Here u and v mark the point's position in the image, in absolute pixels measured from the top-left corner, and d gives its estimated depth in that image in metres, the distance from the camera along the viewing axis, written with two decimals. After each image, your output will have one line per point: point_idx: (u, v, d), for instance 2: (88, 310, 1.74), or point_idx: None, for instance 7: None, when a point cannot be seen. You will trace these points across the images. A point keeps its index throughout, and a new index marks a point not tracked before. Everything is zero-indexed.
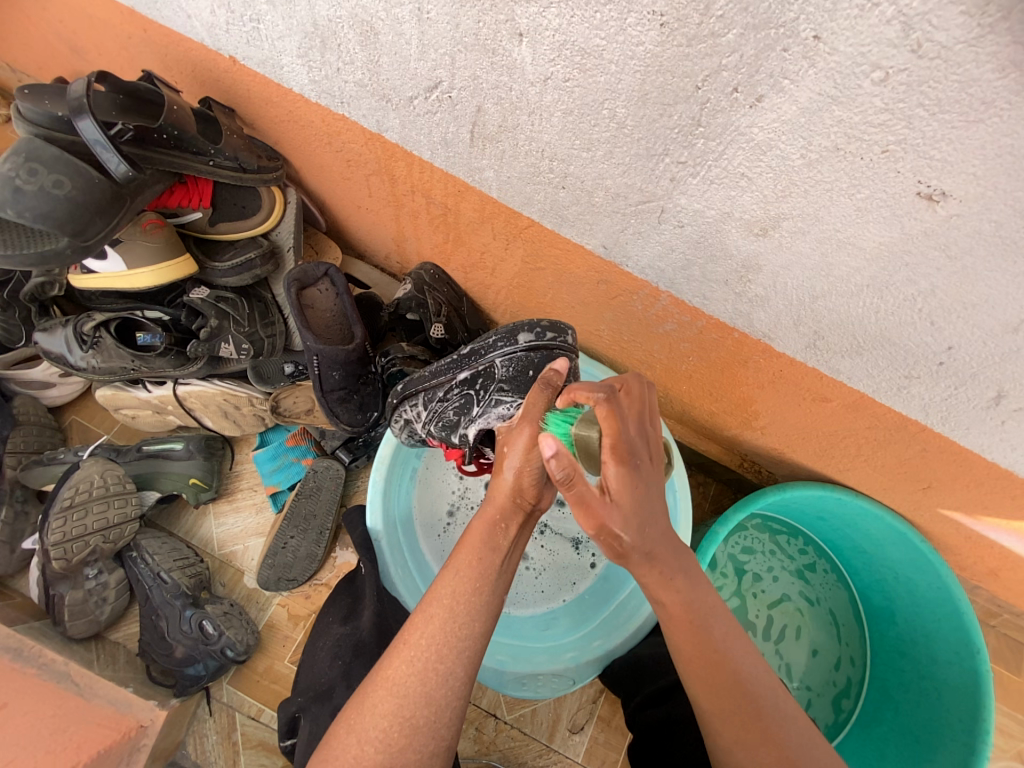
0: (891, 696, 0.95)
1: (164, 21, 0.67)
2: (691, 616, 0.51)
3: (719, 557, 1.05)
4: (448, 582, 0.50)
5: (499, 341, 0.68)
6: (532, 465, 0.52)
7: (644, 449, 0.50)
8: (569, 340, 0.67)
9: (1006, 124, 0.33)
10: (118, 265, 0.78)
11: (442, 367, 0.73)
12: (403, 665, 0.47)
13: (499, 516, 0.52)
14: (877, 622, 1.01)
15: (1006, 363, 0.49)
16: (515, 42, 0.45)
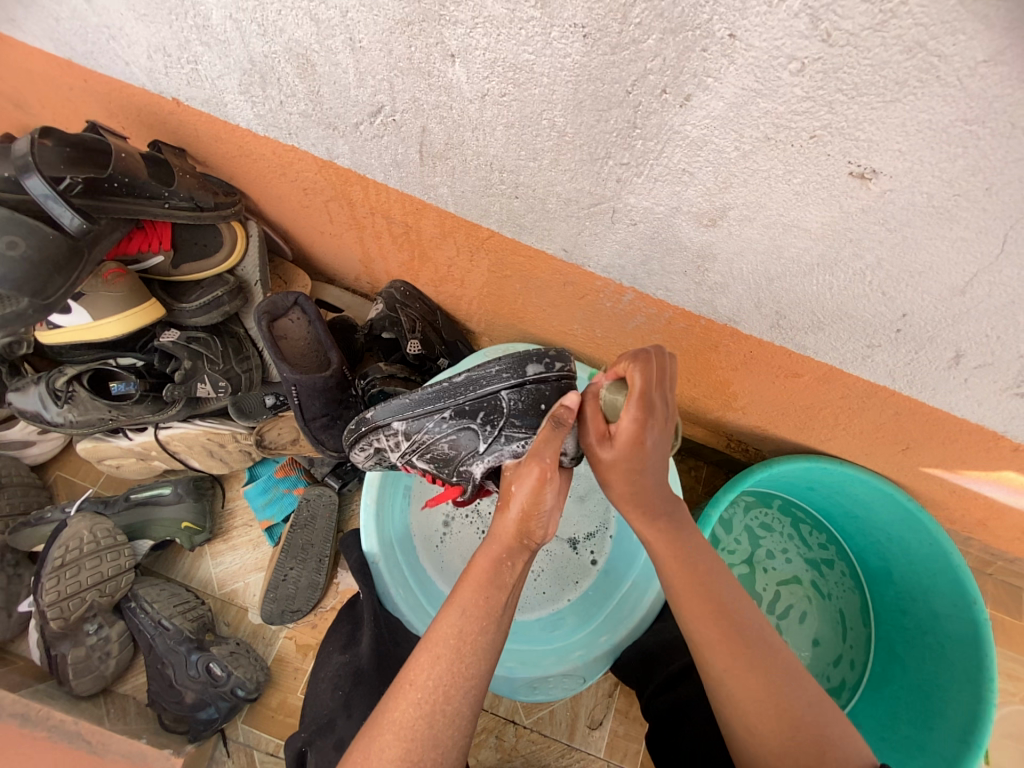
0: (894, 673, 0.97)
1: (103, 70, 0.66)
2: (680, 561, 0.55)
3: (736, 524, 1.08)
4: (452, 620, 0.51)
5: (501, 371, 0.59)
6: (541, 501, 0.52)
7: (663, 421, 0.51)
8: (569, 364, 0.62)
9: (920, 101, 0.34)
10: (83, 318, 0.78)
11: (428, 395, 0.61)
12: (409, 708, 0.48)
13: (504, 555, 0.53)
14: (888, 620, 1.01)
15: (959, 324, 0.51)
16: (448, 63, 0.46)
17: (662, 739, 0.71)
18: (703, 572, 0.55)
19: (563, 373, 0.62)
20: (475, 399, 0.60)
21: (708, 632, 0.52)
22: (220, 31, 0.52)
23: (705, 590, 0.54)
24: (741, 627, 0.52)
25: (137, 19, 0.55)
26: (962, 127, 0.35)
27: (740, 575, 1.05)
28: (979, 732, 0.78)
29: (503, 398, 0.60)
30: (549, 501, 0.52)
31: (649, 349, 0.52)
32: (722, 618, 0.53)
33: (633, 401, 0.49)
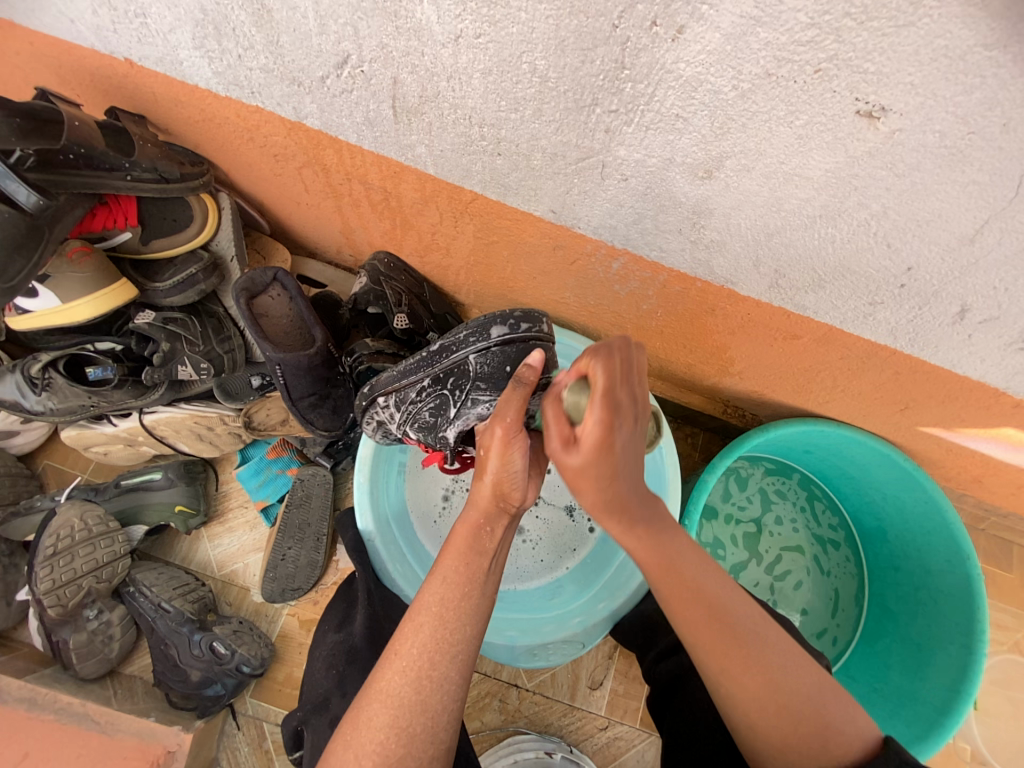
0: (882, 636, 0.99)
1: (45, 28, 0.61)
2: (665, 566, 0.52)
3: (751, 481, 1.09)
4: (434, 588, 0.51)
5: (469, 337, 0.61)
6: (511, 461, 0.52)
7: (632, 417, 0.47)
8: (540, 324, 0.62)
9: (938, 23, 0.31)
10: (51, 301, 0.74)
11: (409, 366, 0.65)
12: (396, 676, 0.47)
13: (482, 520, 0.53)
14: (882, 589, 1.02)
15: (965, 276, 0.49)
16: (416, 0, 0.41)
17: (662, 703, 0.71)
18: (688, 581, 0.52)
19: (533, 333, 0.61)
20: (447, 365, 0.62)
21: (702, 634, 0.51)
22: None
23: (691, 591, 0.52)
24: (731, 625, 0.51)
25: None
26: (982, 53, 0.32)
27: (746, 530, 1.07)
28: (969, 681, 0.81)
29: (473, 363, 0.61)
30: (518, 460, 0.52)
31: (613, 342, 0.47)
32: (712, 619, 0.51)
33: (598, 400, 0.44)
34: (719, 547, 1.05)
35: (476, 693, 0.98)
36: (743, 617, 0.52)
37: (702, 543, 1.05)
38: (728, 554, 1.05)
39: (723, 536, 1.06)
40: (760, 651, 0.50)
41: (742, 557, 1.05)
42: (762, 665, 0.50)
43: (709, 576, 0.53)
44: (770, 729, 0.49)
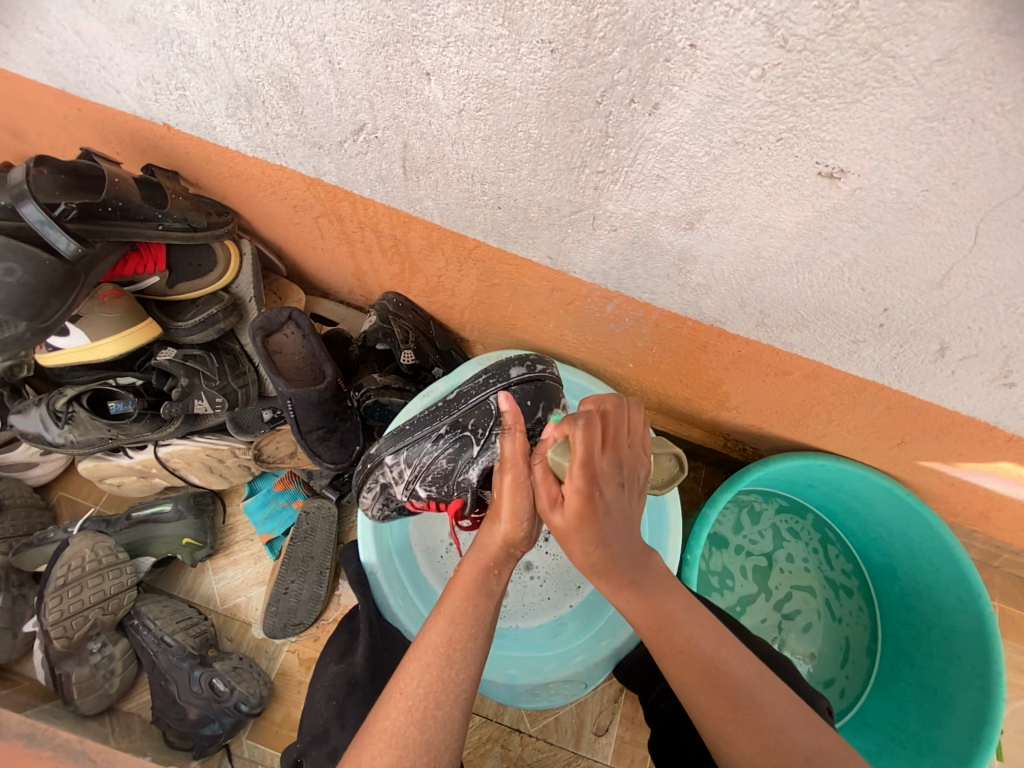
0: (897, 681, 0.96)
1: (96, 100, 0.68)
2: (657, 622, 0.53)
3: (764, 517, 1.09)
4: (441, 627, 0.52)
5: (488, 380, 0.65)
6: (519, 508, 0.53)
7: (615, 483, 0.48)
8: (548, 368, 0.68)
9: (880, 101, 0.35)
10: (80, 339, 0.79)
11: (425, 416, 0.66)
12: (401, 716, 0.48)
13: (491, 563, 0.54)
14: (895, 632, 0.99)
15: (939, 317, 0.51)
16: (424, 80, 0.47)
17: (665, 742, 0.69)
18: (681, 634, 0.53)
19: (542, 377, 0.67)
20: (467, 408, 0.65)
21: (686, 676, 0.52)
22: (204, 57, 0.54)
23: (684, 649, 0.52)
24: (716, 676, 0.52)
25: (126, 49, 0.57)
26: (924, 124, 0.36)
27: (756, 564, 1.06)
28: (989, 728, 0.78)
29: (494, 403, 0.65)
30: (527, 506, 0.53)
31: (596, 409, 0.50)
32: (704, 677, 0.52)
33: (578, 468, 0.46)
34: (728, 578, 1.04)
35: (476, 738, 0.95)
36: (735, 671, 0.52)
37: (710, 571, 1.04)
38: (737, 586, 1.04)
39: (732, 567, 1.05)
40: (752, 707, 0.51)
41: (751, 590, 1.04)
42: (755, 719, 0.50)
43: (701, 631, 0.53)
44: None
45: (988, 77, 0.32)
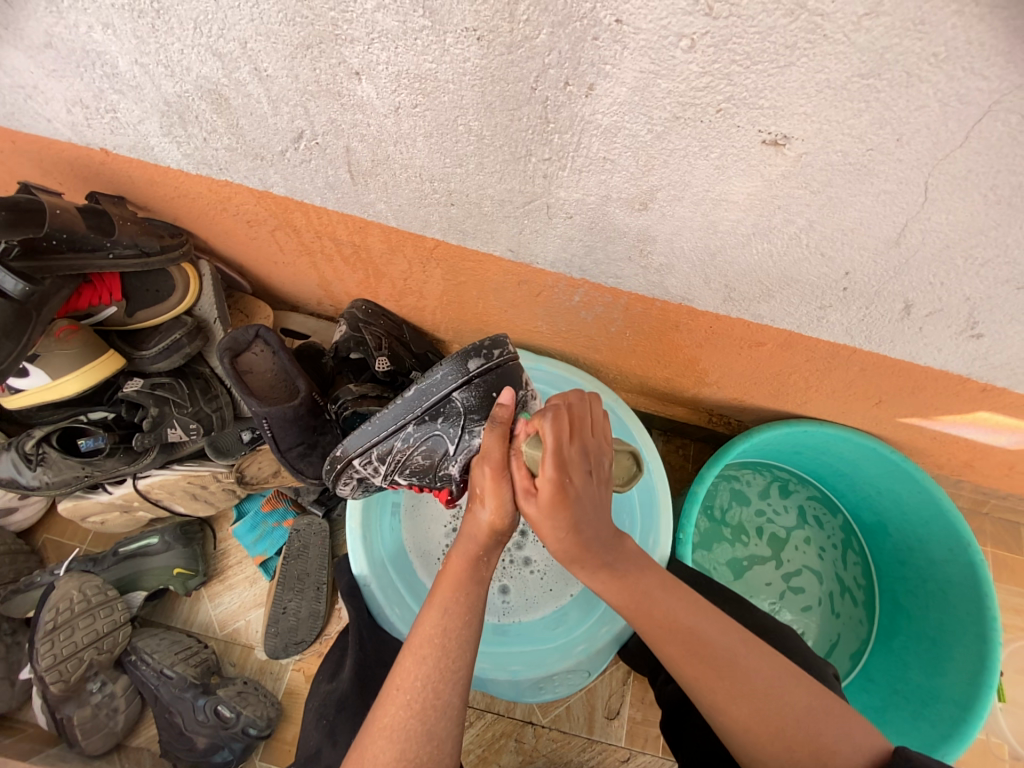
0: (897, 636, 0.97)
1: (27, 130, 0.65)
2: (642, 608, 0.53)
3: (795, 495, 1.10)
4: (434, 620, 0.51)
5: (448, 374, 0.58)
6: (503, 500, 0.51)
7: (584, 470, 0.49)
8: (509, 346, 0.61)
9: (814, 61, 0.34)
10: (42, 379, 0.77)
11: (384, 419, 0.60)
12: (399, 710, 0.48)
13: (480, 551, 0.53)
14: (896, 614, 0.99)
15: (901, 275, 0.51)
16: (355, 81, 0.45)
17: (677, 722, 0.69)
18: (663, 614, 0.53)
19: (504, 359, 0.61)
20: (432, 405, 0.59)
21: (686, 669, 0.53)
22: (129, 76, 0.52)
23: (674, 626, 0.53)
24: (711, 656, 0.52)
25: (48, 76, 0.54)
26: (860, 82, 0.35)
27: (774, 532, 1.07)
28: (988, 673, 0.79)
29: (459, 398, 0.59)
30: (510, 497, 0.51)
31: (566, 398, 0.51)
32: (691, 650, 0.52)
33: (550, 456, 0.46)
34: (742, 535, 1.06)
35: (490, 735, 0.96)
36: (724, 647, 0.53)
37: (726, 523, 1.06)
38: (749, 544, 1.05)
39: (748, 526, 1.07)
40: (746, 675, 0.52)
41: (763, 552, 1.05)
42: (749, 687, 0.51)
43: (681, 605, 0.54)
44: (767, 751, 0.50)
45: (917, 28, 0.31)
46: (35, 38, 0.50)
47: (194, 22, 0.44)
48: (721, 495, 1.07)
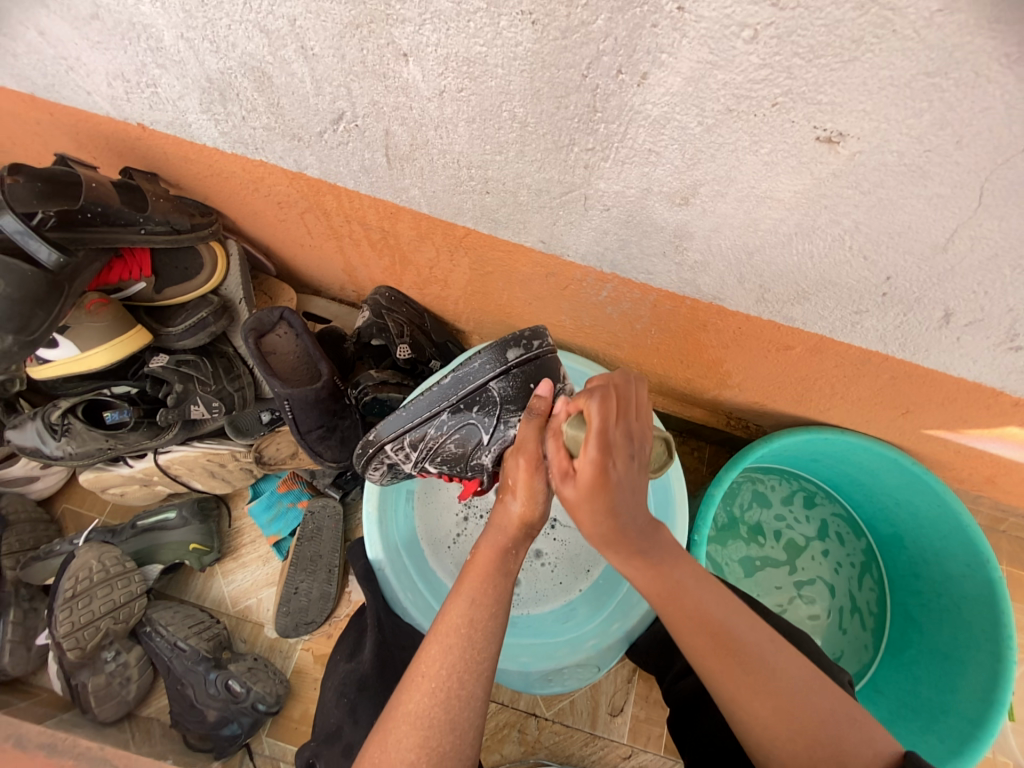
0: (908, 650, 0.96)
1: (67, 102, 0.66)
2: (669, 593, 0.53)
3: (821, 506, 1.10)
4: (462, 609, 0.51)
5: (486, 363, 0.58)
6: (535, 491, 0.54)
7: (627, 456, 0.48)
8: (546, 338, 0.62)
9: (879, 57, 0.34)
10: (70, 351, 0.78)
11: (420, 406, 0.59)
12: (424, 697, 0.48)
13: (511, 543, 0.54)
14: (909, 632, 0.97)
15: (944, 283, 0.50)
16: (402, 62, 0.45)
17: (684, 724, 0.69)
18: (692, 603, 0.53)
19: (542, 350, 0.61)
20: (469, 393, 0.59)
21: (712, 663, 0.52)
22: (174, 50, 0.52)
23: (701, 618, 0.53)
24: (739, 653, 0.52)
25: (92, 47, 0.55)
26: (925, 80, 0.34)
27: (792, 539, 1.07)
28: (1001, 690, 0.79)
29: (495, 387, 0.59)
30: (542, 487, 0.54)
31: (610, 381, 0.51)
32: (720, 646, 0.52)
33: (593, 439, 0.46)
34: (759, 535, 1.06)
35: (494, 724, 0.96)
36: (752, 644, 0.52)
37: (745, 522, 1.06)
38: (765, 546, 1.05)
39: (767, 527, 1.07)
40: (772, 678, 0.51)
41: (778, 556, 1.05)
42: (777, 692, 0.51)
43: (712, 600, 0.54)
44: (792, 759, 0.49)
45: (993, 26, 0.30)
46: (84, 9, 0.50)
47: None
48: (743, 493, 1.08)
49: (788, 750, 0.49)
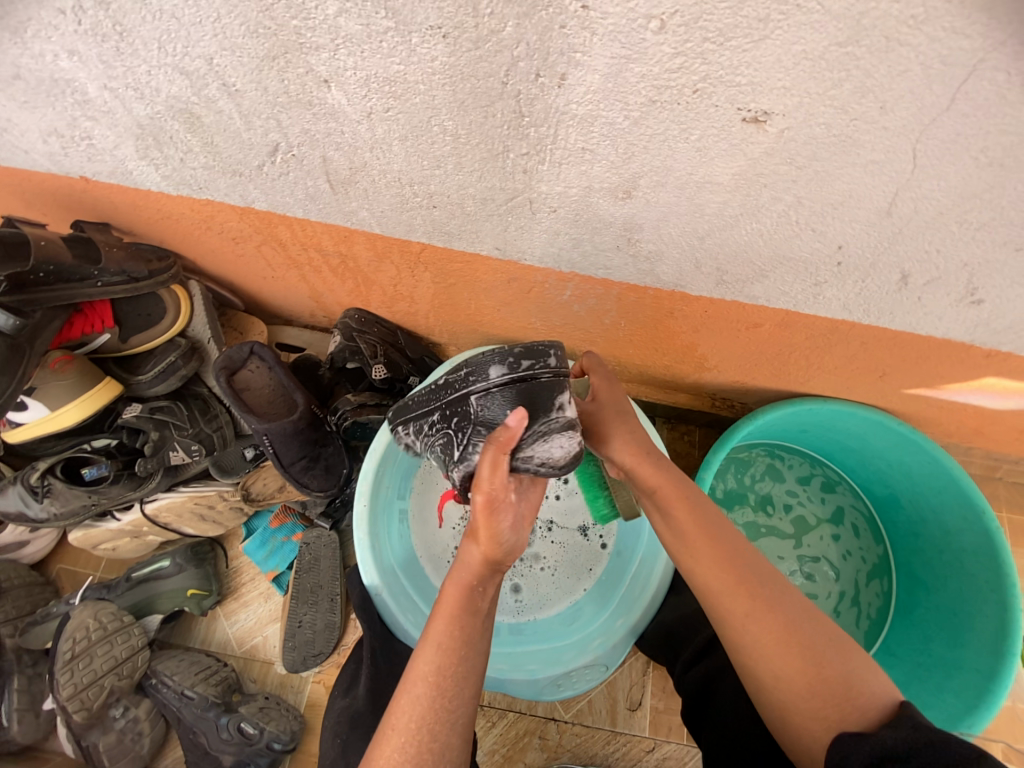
0: (915, 614, 0.96)
1: (4, 163, 0.65)
2: (692, 512, 0.58)
3: (840, 492, 1.08)
4: (428, 657, 0.51)
5: (470, 372, 0.53)
6: (495, 531, 0.52)
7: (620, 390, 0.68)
8: (548, 358, 0.53)
9: (789, 33, 0.33)
10: (41, 411, 0.77)
11: (422, 400, 0.59)
12: (395, 755, 0.47)
13: (474, 579, 0.53)
14: (910, 608, 0.97)
15: (894, 246, 0.50)
16: (325, 88, 0.44)
17: (697, 714, 0.68)
18: (706, 521, 0.57)
19: (535, 371, 0.52)
20: (452, 402, 0.55)
21: (721, 580, 0.54)
22: (99, 101, 0.51)
23: (719, 544, 0.56)
24: (748, 572, 0.54)
25: (19, 107, 0.54)
26: (838, 51, 0.34)
27: (802, 515, 1.07)
28: (1009, 640, 0.79)
29: (475, 403, 0.53)
30: (502, 528, 0.52)
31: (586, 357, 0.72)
32: (729, 563, 0.54)
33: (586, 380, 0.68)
34: (767, 507, 1.07)
35: (514, 733, 0.96)
36: (763, 569, 0.55)
37: (755, 492, 1.07)
38: (772, 517, 1.06)
39: (776, 499, 1.08)
40: (780, 596, 0.53)
41: (785, 529, 1.06)
42: (779, 612, 0.52)
43: (728, 522, 0.58)
44: (793, 676, 0.49)
45: None
46: (0, 69, 0.49)
47: (158, 43, 0.43)
48: (757, 465, 1.09)
49: (787, 663, 0.49)
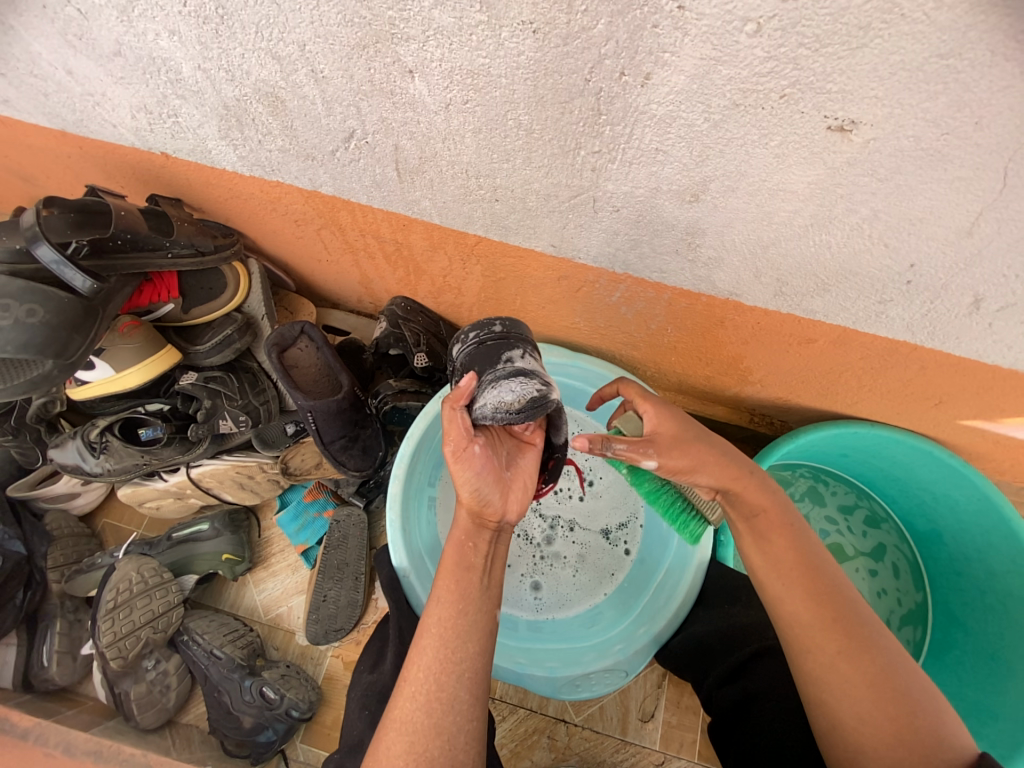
0: (948, 657, 0.92)
1: (95, 135, 0.69)
2: (781, 535, 0.55)
3: (886, 530, 1.04)
4: (435, 610, 0.52)
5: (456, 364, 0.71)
6: (467, 482, 0.55)
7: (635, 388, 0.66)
8: (494, 328, 0.69)
9: (889, 42, 0.33)
10: (106, 372, 0.82)
11: None
12: (408, 702, 0.48)
13: (462, 534, 0.55)
14: (943, 655, 0.93)
15: (971, 268, 0.48)
16: (408, 78, 0.46)
17: (727, 734, 0.67)
18: (795, 547, 0.54)
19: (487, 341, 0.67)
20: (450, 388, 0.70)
21: (808, 613, 0.51)
22: (191, 81, 0.54)
23: (808, 573, 0.53)
24: (838, 609, 0.51)
25: (119, 83, 0.58)
26: (939, 62, 0.33)
27: (840, 544, 1.04)
28: None
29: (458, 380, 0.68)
30: (472, 478, 0.55)
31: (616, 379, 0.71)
32: (819, 596, 0.51)
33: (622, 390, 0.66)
34: None
35: (523, 730, 0.96)
36: (854, 608, 0.52)
37: None
38: None
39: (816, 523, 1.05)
40: (869, 637, 0.50)
41: None
42: (866, 655, 0.49)
43: (818, 549, 0.55)
44: (875, 723, 0.47)
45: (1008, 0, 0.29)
46: (107, 47, 0.52)
47: (256, 28, 0.46)
48: (798, 486, 1.07)
49: (872, 708, 0.47)
